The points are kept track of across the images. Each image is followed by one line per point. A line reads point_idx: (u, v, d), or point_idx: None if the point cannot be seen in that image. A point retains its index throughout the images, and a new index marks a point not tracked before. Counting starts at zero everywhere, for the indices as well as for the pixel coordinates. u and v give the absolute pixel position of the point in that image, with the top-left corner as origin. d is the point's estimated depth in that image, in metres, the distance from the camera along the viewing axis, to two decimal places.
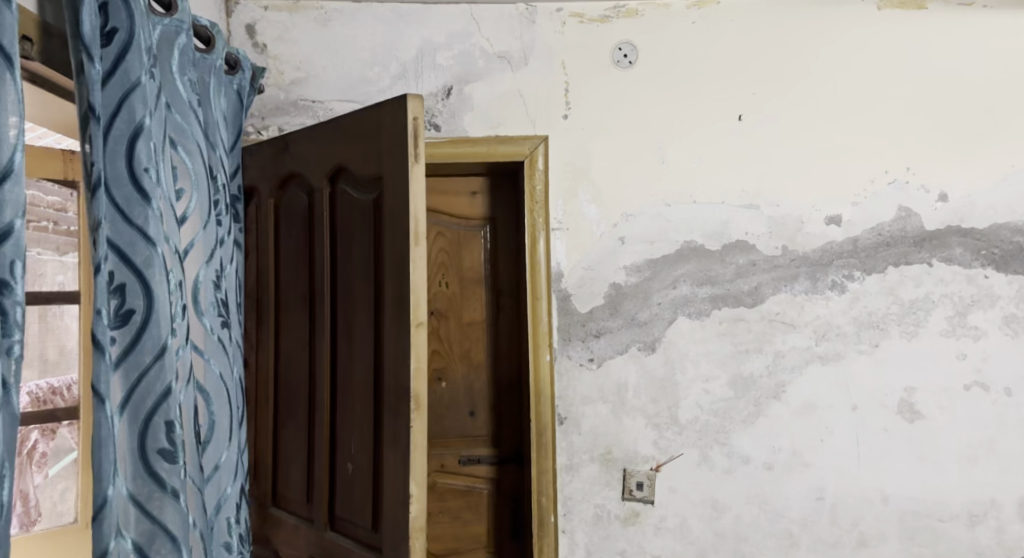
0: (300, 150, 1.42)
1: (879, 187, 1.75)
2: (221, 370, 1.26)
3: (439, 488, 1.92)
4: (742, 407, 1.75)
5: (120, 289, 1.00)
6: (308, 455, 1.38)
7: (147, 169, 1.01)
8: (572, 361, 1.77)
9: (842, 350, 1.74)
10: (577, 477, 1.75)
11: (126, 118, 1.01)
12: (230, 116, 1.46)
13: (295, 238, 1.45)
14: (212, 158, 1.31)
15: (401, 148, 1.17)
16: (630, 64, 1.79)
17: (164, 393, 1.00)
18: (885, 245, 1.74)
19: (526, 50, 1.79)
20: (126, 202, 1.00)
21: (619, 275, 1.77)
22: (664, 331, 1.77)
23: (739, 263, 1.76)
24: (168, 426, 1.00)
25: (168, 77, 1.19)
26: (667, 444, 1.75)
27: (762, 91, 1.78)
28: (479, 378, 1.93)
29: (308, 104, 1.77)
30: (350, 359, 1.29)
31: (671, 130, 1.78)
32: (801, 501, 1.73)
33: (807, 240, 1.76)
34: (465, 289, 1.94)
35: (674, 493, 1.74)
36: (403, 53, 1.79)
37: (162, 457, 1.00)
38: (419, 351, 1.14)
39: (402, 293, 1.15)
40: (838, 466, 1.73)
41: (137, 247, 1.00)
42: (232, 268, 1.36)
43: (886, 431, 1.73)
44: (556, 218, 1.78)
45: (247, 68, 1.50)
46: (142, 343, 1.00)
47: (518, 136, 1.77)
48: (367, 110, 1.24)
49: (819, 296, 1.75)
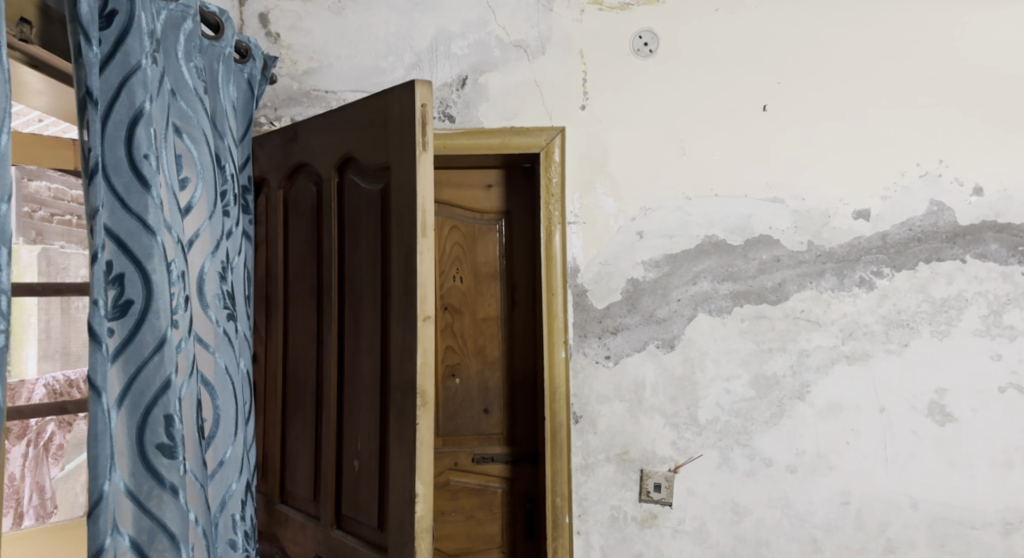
0: (309, 139, 1.39)
1: (910, 181, 1.67)
2: (227, 363, 1.23)
3: (452, 486, 1.88)
4: (764, 408, 1.69)
5: (119, 279, 0.98)
6: (316, 451, 1.35)
7: (147, 155, 0.99)
8: (588, 358, 1.72)
9: (870, 349, 1.67)
10: (593, 478, 1.71)
11: (126, 103, 0.99)
12: (241, 105, 1.44)
13: (303, 230, 1.42)
14: (219, 148, 1.29)
15: (409, 135, 1.13)
16: (650, 53, 1.73)
17: (163, 386, 0.98)
18: (916, 241, 1.67)
19: (543, 39, 1.74)
20: (126, 190, 0.98)
21: (637, 270, 1.72)
22: (683, 329, 1.71)
23: (762, 259, 1.70)
24: (167, 420, 0.98)
25: (173, 63, 1.17)
26: (685, 445, 1.70)
27: (787, 81, 1.71)
28: (494, 374, 1.90)
29: (321, 94, 1.75)
30: (357, 354, 1.26)
31: (692, 122, 1.72)
32: (826, 505, 1.66)
33: (833, 235, 1.69)
34: (479, 284, 1.90)
35: (693, 496, 1.69)
36: (416, 42, 1.76)
37: (161, 452, 0.98)
38: (426, 345, 1.11)
39: (409, 285, 1.12)
40: (864, 470, 1.66)
41: (137, 236, 0.98)
42: (240, 259, 1.34)
43: (915, 433, 1.65)
44: (572, 212, 1.73)
45: (259, 56, 1.48)
46: (141, 335, 0.98)
47: (533, 128, 1.73)
48: (376, 97, 1.21)
49: (846, 293, 1.68)
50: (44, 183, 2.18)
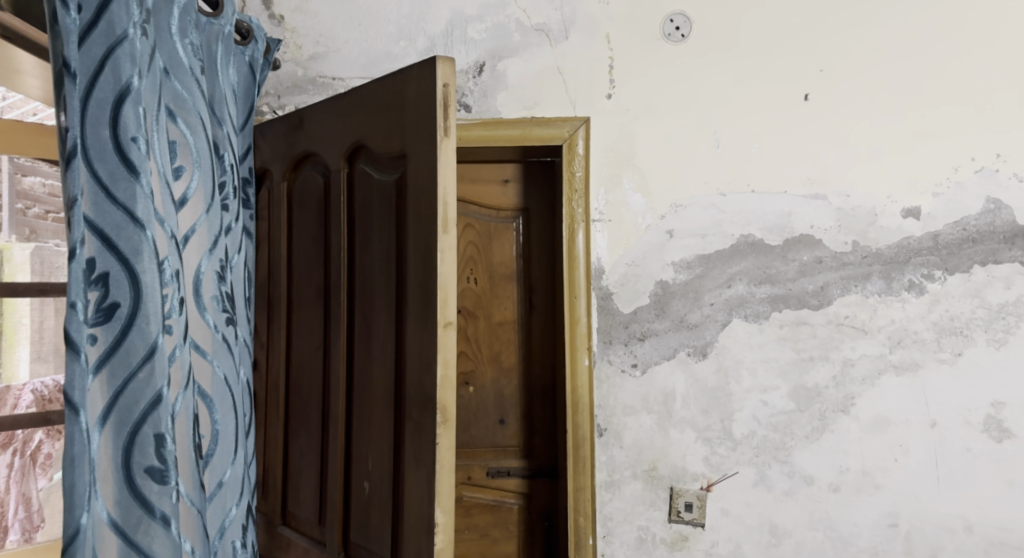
0: (316, 127, 1.27)
1: (964, 176, 1.54)
2: (226, 372, 1.11)
3: (466, 502, 1.76)
4: (804, 422, 1.56)
5: (102, 279, 0.85)
6: (321, 470, 1.23)
7: (136, 138, 0.87)
8: (613, 367, 1.60)
9: (920, 359, 1.54)
10: (619, 496, 1.58)
11: (111, 79, 0.87)
12: (241, 90, 1.31)
13: (309, 227, 1.30)
14: (218, 136, 1.17)
15: (428, 119, 1.01)
16: (682, 38, 1.61)
17: (153, 400, 0.86)
18: (971, 242, 1.54)
19: (566, 23, 1.62)
20: (111, 178, 0.86)
21: (667, 272, 1.60)
22: (717, 335, 1.59)
23: (803, 260, 1.58)
24: (158, 439, 0.86)
25: (166, 39, 1.05)
26: (719, 461, 1.57)
27: (831, 68, 1.58)
28: (510, 383, 1.77)
29: (327, 81, 1.62)
30: (367, 361, 1.14)
31: (727, 112, 1.60)
32: (871, 528, 1.54)
33: (880, 235, 1.56)
34: (494, 286, 1.78)
35: (727, 516, 1.56)
36: (431, 25, 1.63)
37: (150, 476, 0.86)
38: (447, 355, 0.98)
39: (428, 287, 0.99)
40: (913, 490, 1.53)
41: (123, 231, 0.86)
42: (240, 258, 1.22)
43: (970, 451, 1.52)
44: (597, 208, 1.61)
45: (261, 38, 1.35)
46: (129, 342, 0.86)
47: (556, 118, 1.60)
48: (390, 78, 1.08)
49: (894, 298, 1.55)
50: (39, 179, 2.06)
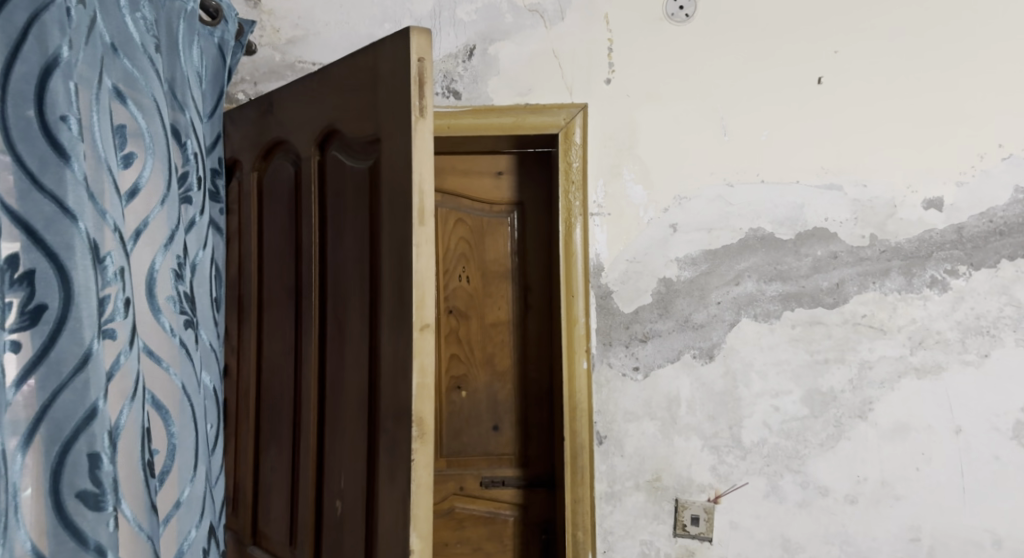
0: (287, 111, 1.16)
1: (990, 164, 1.43)
2: (185, 380, 1.00)
3: (458, 514, 1.66)
4: (819, 428, 1.46)
5: (28, 278, 0.75)
6: (292, 486, 1.13)
7: (66, 117, 0.77)
8: (613, 370, 1.50)
9: (943, 361, 1.43)
10: (620, 508, 1.48)
11: (37, 50, 0.77)
12: (209, 76, 1.21)
13: (280, 220, 1.20)
14: (179, 122, 1.07)
15: (403, 98, 0.90)
16: (685, 18, 1.50)
17: (87, 416, 0.75)
18: (998, 234, 1.43)
19: (561, 3, 1.51)
20: (39, 163, 0.76)
21: (671, 268, 1.49)
22: (724, 336, 1.48)
23: (817, 255, 1.47)
24: (92, 460, 0.76)
25: (114, 13, 0.94)
26: (727, 471, 1.47)
27: (846, 49, 1.48)
28: (504, 387, 1.67)
29: (307, 66, 1.52)
30: (340, 366, 1.03)
31: (734, 97, 1.49)
32: (891, 542, 1.43)
33: (900, 227, 1.45)
34: (487, 285, 1.68)
35: (737, 530, 1.46)
36: (417, 6, 1.53)
37: (83, 502, 0.75)
38: (425, 361, 0.87)
39: (403, 284, 0.89)
40: (936, 502, 1.42)
41: (53, 223, 0.75)
42: (205, 255, 1.11)
43: (998, 459, 1.41)
44: (596, 201, 1.51)
45: (232, 18, 1.24)
46: (57, 351, 0.75)
47: (551, 105, 1.50)
48: (363, 53, 0.97)
49: (915, 295, 1.44)
50: None
